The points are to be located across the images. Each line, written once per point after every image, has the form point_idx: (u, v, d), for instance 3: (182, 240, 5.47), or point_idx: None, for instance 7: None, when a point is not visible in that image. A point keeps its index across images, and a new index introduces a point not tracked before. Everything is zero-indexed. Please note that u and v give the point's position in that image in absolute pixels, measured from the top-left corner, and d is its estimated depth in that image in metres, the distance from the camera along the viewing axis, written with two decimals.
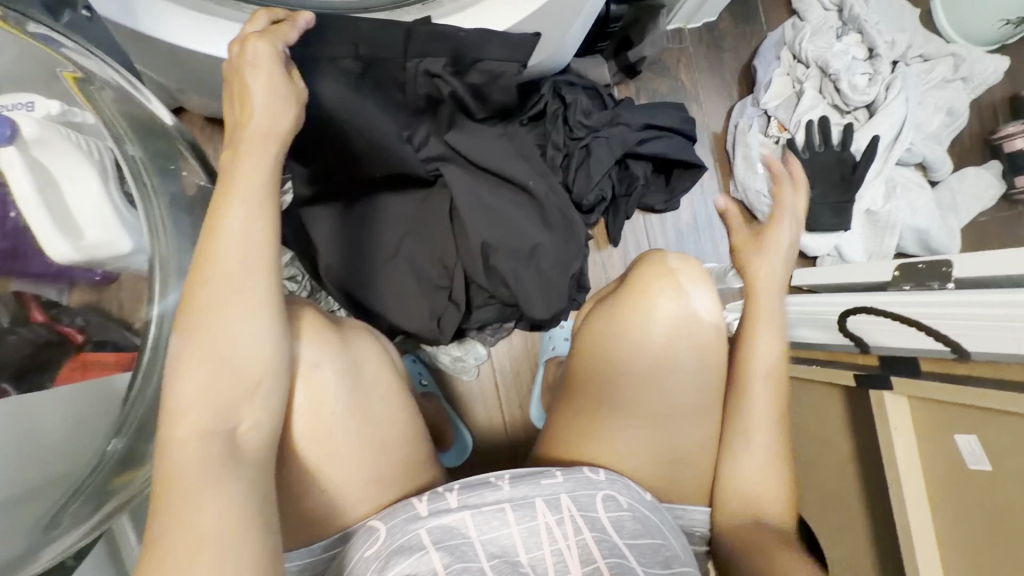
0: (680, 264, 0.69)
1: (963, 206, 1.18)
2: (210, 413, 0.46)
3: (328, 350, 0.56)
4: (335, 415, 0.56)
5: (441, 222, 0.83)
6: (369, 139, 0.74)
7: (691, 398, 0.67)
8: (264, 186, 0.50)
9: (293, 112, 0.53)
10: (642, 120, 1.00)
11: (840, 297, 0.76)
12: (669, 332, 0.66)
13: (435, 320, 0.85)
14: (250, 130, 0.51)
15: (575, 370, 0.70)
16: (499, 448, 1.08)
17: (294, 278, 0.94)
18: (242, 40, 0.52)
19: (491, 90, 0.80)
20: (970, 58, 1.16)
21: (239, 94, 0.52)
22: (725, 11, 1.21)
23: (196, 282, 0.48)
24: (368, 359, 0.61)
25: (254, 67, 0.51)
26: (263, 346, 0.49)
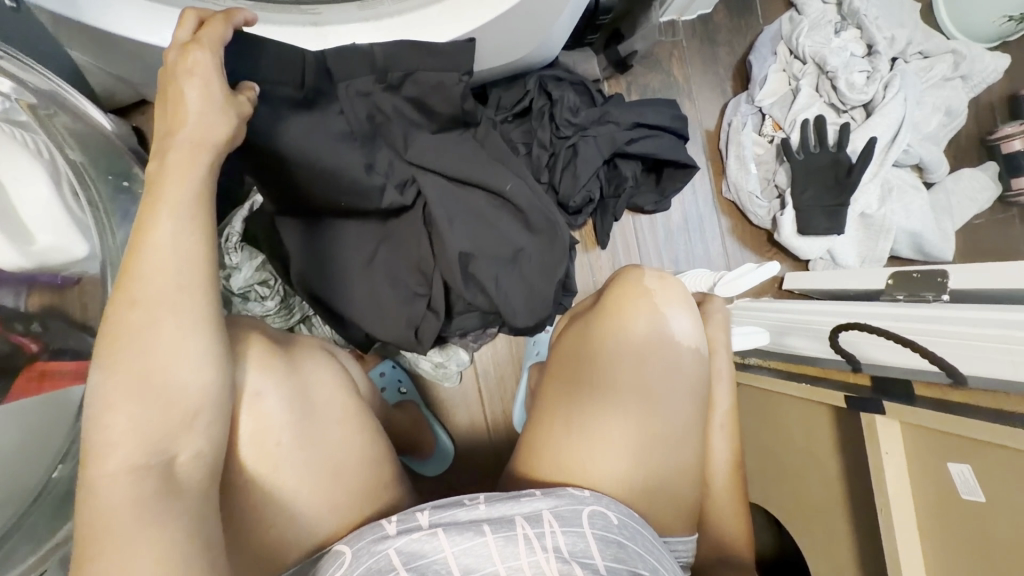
0: (657, 283, 0.67)
1: (958, 208, 1.16)
2: (144, 447, 0.44)
3: (272, 376, 0.56)
4: (281, 447, 0.55)
5: (416, 230, 0.80)
6: (324, 167, 0.71)
7: (672, 421, 0.62)
8: (193, 199, 0.47)
9: (230, 122, 0.50)
10: (631, 119, 0.96)
11: (834, 311, 0.74)
12: (645, 351, 0.63)
13: (412, 329, 0.81)
14: (182, 137, 0.48)
15: (547, 388, 0.67)
16: (483, 455, 1.05)
17: (265, 282, 0.87)
18: (179, 47, 0.49)
19: (432, 100, 0.78)
20: (971, 55, 1.12)
21: (171, 99, 0.48)
22: (721, 3, 1.16)
23: (125, 303, 0.45)
24: (320, 386, 0.60)
25: (191, 75, 0.48)
26: (204, 372, 0.47)
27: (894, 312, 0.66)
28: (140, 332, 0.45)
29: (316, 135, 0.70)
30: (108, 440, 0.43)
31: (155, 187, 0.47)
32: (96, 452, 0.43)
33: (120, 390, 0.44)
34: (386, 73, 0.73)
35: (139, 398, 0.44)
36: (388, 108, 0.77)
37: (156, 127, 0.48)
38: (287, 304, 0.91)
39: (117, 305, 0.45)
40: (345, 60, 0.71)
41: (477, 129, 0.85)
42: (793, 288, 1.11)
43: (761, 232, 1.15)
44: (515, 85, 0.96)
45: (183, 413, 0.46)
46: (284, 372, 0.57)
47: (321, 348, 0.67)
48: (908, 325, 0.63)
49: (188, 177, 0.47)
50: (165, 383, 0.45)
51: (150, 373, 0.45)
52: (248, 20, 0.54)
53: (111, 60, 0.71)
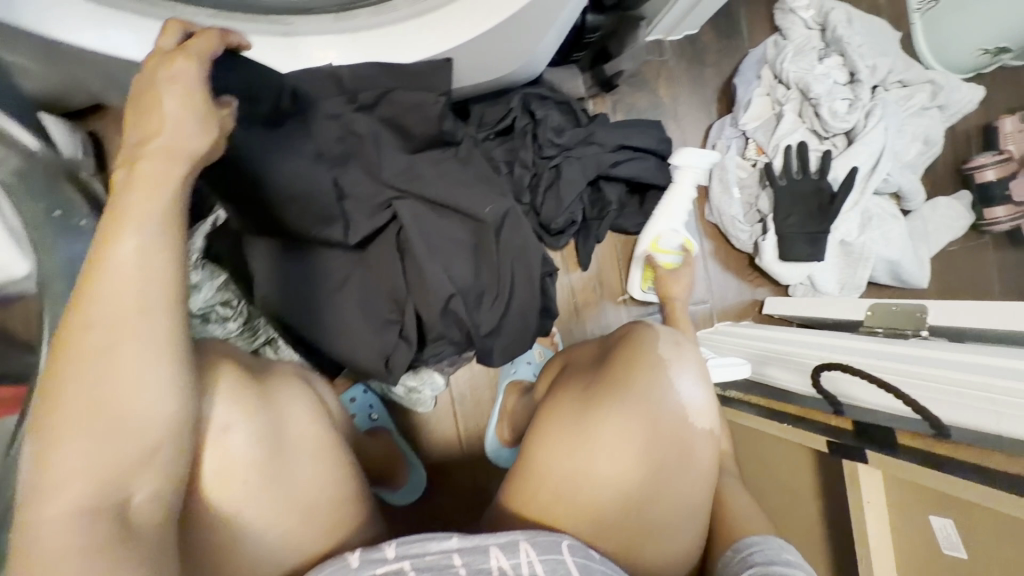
0: (672, 350, 0.65)
1: (933, 235, 1.17)
2: (95, 487, 0.38)
3: (243, 408, 0.48)
4: (248, 485, 0.48)
5: (392, 258, 0.76)
6: (291, 189, 0.67)
7: (667, 489, 0.60)
8: (165, 212, 0.42)
9: (212, 134, 0.45)
10: (616, 141, 0.93)
11: (822, 348, 0.74)
12: (652, 420, 0.60)
13: (383, 359, 0.77)
14: (153, 145, 0.42)
15: (540, 438, 0.62)
16: (460, 479, 1.01)
17: (227, 303, 0.82)
18: (164, 55, 0.45)
19: (408, 122, 0.75)
20: (948, 86, 1.14)
21: (141, 107, 0.44)
22: (708, 25, 1.16)
23: (80, 327, 0.39)
24: (295, 419, 0.53)
25: (172, 83, 0.44)
26: (164, 405, 0.41)
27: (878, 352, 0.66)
28: (94, 357, 0.38)
29: (290, 160, 0.66)
30: (52, 481, 0.37)
31: (114, 201, 0.41)
32: (37, 496, 0.37)
33: (64, 425, 0.37)
34: (357, 93, 0.71)
35: (91, 432, 0.38)
36: (363, 128, 0.73)
37: (128, 136, 0.44)
38: (252, 326, 0.84)
39: (67, 328, 0.39)
40: (314, 78, 0.68)
41: (459, 147, 0.81)
42: (773, 313, 1.11)
43: (743, 255, 1.15)
44: (498, 102, 0.93)
45: (139, 451, 0.40)
46: (257, 407, 0.50)
47: (297, 375, 0.59)
48: (889, 366, 0.63)
49: (159, 191, 0.42)
50: (124, 415, 0.39)
51: (103, 404, 0.38)
52: (242, 44, 0.50)
53: (59, 65, 0.65)
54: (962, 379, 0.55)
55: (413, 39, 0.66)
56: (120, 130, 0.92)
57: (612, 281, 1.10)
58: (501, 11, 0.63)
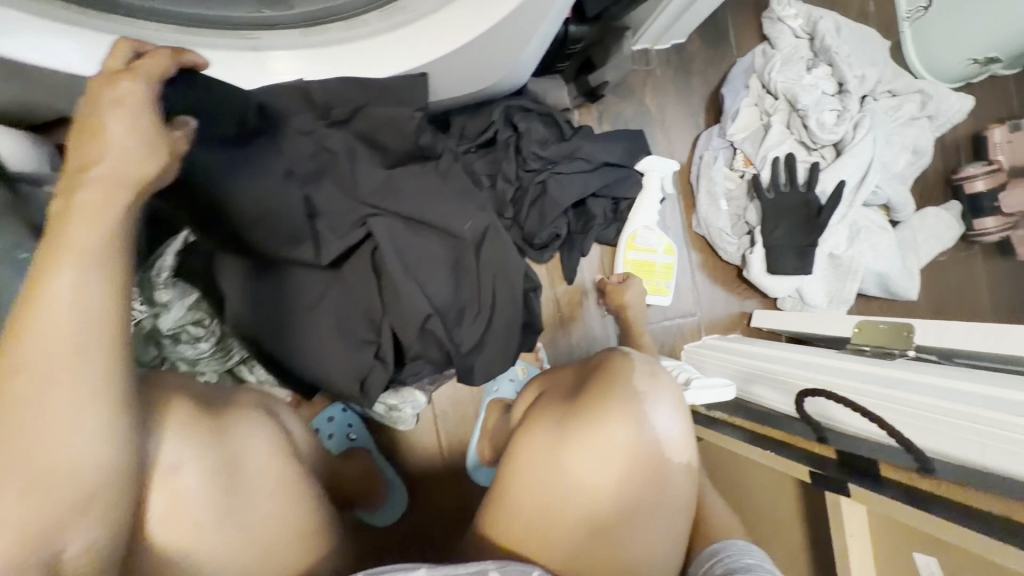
0: (648, 383, 0.63)
1: (923, 246, 1.16)
2: (20, 541, 0.35)
3: (194, 446, 0.46)
4: (200, 525, 0.46)
5: (367, 278, 0.73)
6: (259, 209, 0.65)
7: (644, 528, 0.58)
8: (106, 245, 0.40)
9: (160, 159, 0.43)
10: (602, 157, 0.92)
11: (816, 374, 0.74)
12: (627, 457, 0.59)
13: (359, 381, 0.75)
14: (94, 173, 0.41)
15: (512, 471, 0.61)
16: (442, 499, 0.99)
17: (198, 322, 0.79)
18: (108, 75, 0.43)
19: (384, 137, 0.71)
20: (937, 96, 1.13)
21: (84, 131, 0.41)
22: (695, 33, 1.14)
23: (6, 370, 0.36)
24: (252, 453, 0.50)
25: (116, 105, 0.42)
26: (100, 450, 0.39)
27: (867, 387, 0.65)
28: (23, 402, 0.36)
29: (257, 181, 0.64)
30: None
31: (55, 233, 0.39)
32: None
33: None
34: (329, 109, 0.69)
35: (20, 480, 0.36)
36: (337, 144, 0.69)
37: (69, 161, 0.41)
38: (225, 346, 0.82)
39: None
40: (281, 95, 0.66)
41: (438, 161, 0.77)
42: (761, 326, 1.10)
43: (731, 267, 1.13)
44: (479, 113, 0.91)
45: (72, 499, 0.38)
46: (208, 444, 0.47)
47: (256, 406, 0.57)
48: (894, 410, 0.61)
49: (99, 223, 0.40)
50: (55, 461, 0.37)
51: (31, 451, 0.36)
52: (199, 63, 0.48)
53: (18, 81, 0.63)
54: (966, 424, 0.54)
55: (387, 55, 0.65)
56: None
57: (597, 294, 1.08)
58: (475, 25, 0.61)
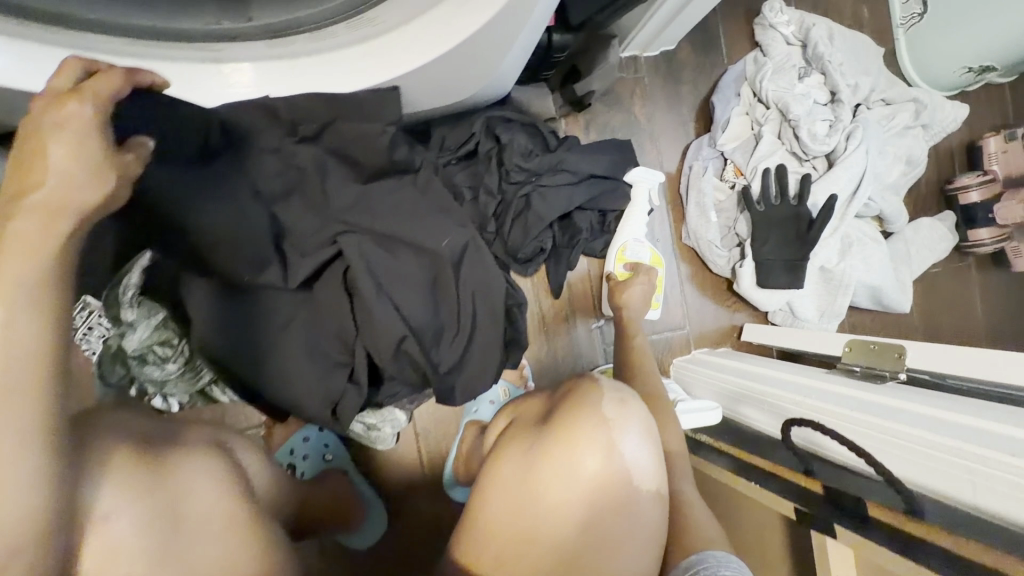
0: (617, 408, 0.59)
1: (916, 257, 1.14)
2: None
3: (127, 494, 0.43)
4: None
5: (337, 300, 0.70)
6: (219, 226, 0.63)
7: (615, 562, 0.56)
8: (39, 279, 0.37)
9: (108, 185, 0.40)
10: (587, 169, 0.89)
11: (811, 400, 0.71)
12: (595, 489, 0.56)
13: (330, 406, 0.72)
14: (33, 201, 0.37)
15: (477, 506, 0.59)
16: (424, 520, 0.97)
17: (166, 343, 0.76)
18: (53, 96, 0.40)
19: (354, 152, 0.70)
20: (931, 105, 1.10)
21: (23, 157, 0.38)
22: (685, 40, 1.11)
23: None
24: (198, 498, 0.48)
25: (60, 129, 0.39)
26: (28, 500, 0.35)
27: (852, 418, 0.64)
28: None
29: (217, 204, 0.63)
30: None
31: None
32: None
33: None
34: (296, 126, 0.67)
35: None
36: (306, 160, 0.68)
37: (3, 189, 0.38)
38: (194, 367, 0.79)
39: None
40: (244, 112, 0.64)
41: (416, 173, 0.75)
42: (751, 340, 1.08)
43: (721, 280, 1.11)
44: (460, 124, 0.88)
45: None
46: (145, 489, 0.44)
47: (207, 445, 0.54)
48: (881, 444, 0.60)
49: (33, 254, 0.36)
50: None
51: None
52: (154, 81, 0.45)
53: None
54: (952, 456, 0.53)
55: (357, 66, 0.62)
56: None
57: (582, 308, 1.06)
58: (456, 33, 0.57)
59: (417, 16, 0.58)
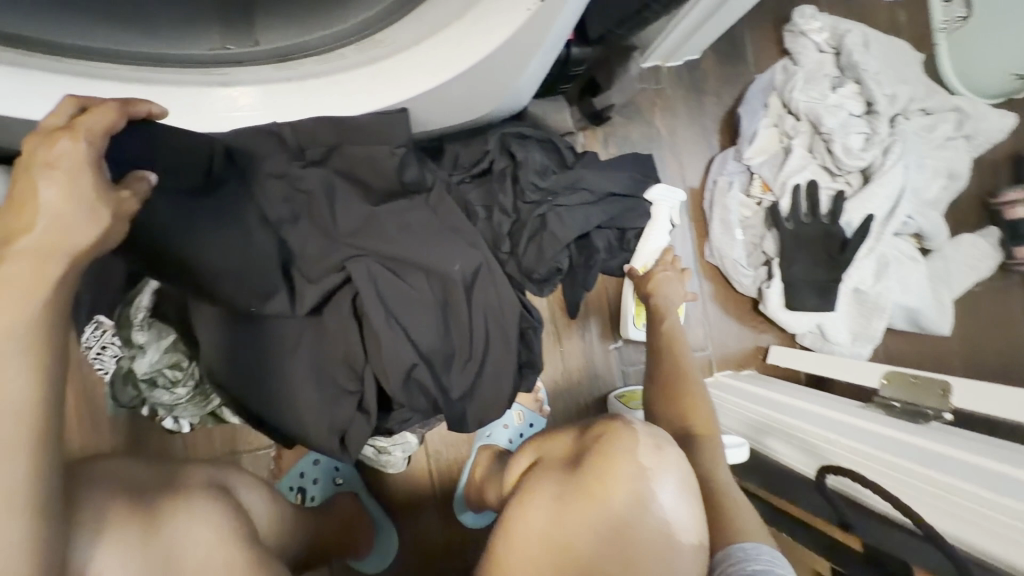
0: (654, 456, 0.57)
1: (957, 276, 1.07)
2: None
3: (120, 550, 0.42)
4: None
5: (348, 326, 0.69)
6: (227, 260, 0.62)
7: None
8: (30, 330, 0.35)
9: (100, 223, 0.38)
10: (606, 187, 0.84)
11: (845, 437, 0.66)
12: (625, 538, 0.55)
13: (337, 435, 0.70)
14: (23, 244, 0.35)
15: (508, 544, 0.59)
16: (434, 546, 0.94)
17: (176, 365, 0.75)
18: (46, 134, 0.38)
19: (364, 176, 0.70)
20: (975, 115, 1.04)
21: (15, 197, 0.36)
22: (710, 49, 1.07)
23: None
24: (194, 546, 0.46)
25: (49, 169, 0.37)
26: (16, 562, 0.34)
27: (894, 463, 0.59)
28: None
29: (222, 235, 0.62)
30: None
31: None
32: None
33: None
34: (303, 150, 0.67)
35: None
36: (314, 184, 0.66)
37: None
38: (203, 391, 0.78)
39: None
40: (249, 139, 0.64)
41: (429, 193, 0.73)
42: (778, 363, 1.02)
43: (745, 299, 1.06)
44: (474, 141, 0.88)
45: None
46: (136, 542, 0.43)
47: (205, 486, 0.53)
48: (913, 492, 0.57)
49: (25, 302, 0.35)
50: None
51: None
52: (153, 111, 0.44)
53: None
54: (986, 512, 0.50)
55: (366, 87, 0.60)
56: None
57: (599, 328, 1.03)
58: (472, 53, 0.55)
59: (427, 37, 0.55)
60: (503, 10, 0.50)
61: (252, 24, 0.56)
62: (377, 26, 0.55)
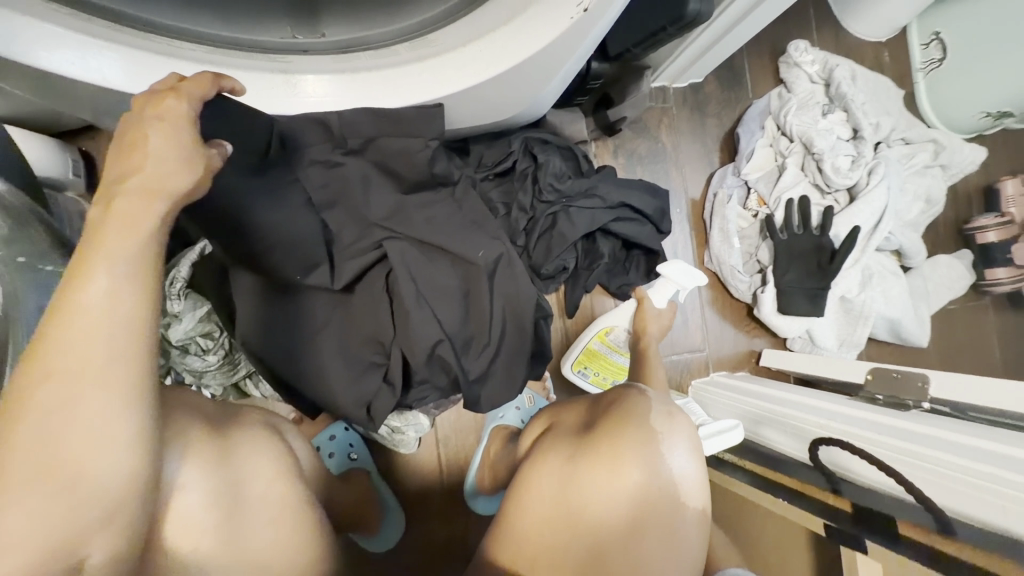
0: (665, 422, 0.63)
1: (934, 293, 1.16)
2: (43, 553, 0.32)
3: (208, 463, 0.46)
4: (199, 551, 0.44)
5: (380, 299, 0.74)
6: (283, 239, 0.68)
7: (651, 561, 0.59)
8: (139, 255, 0.37)
9: (195, 171, 0.40)
10: (618, 199, 0.91)
11: (834, 421, 0.72)
12: (636, 494, 0.59)
13: (363, 406, 0.74)
14: (134, 182, 0.38)
15: (525, 492, 0.64)
16: (439, 528, 0.97)
17: (207, 334, 0.78)
18: (152, 95, 0.42)
19: (399, 167, 0.76)
20: (950, 146, 1.14)
21: (128, 141, 0.39)
22: (712, 74, 1.16)
23: (36, 376, 0.33)
24: (255, 477, 0.49)
25: (160, 121, 0.40)
26: (130, 462, 0.35)
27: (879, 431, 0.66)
28: (44, 412, 0.32)
29: (275, 210, 0.67)
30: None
31: (88, 237, 0.36)
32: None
33: (5, 485, 0.31)
34: (345, 139, 0.72)
35: (39, 495, 0.32)
36: (352, 172, 0.74)
37: (108, 170, 0.39)
38: (232, 360, 0.82)
39: (23, 374, 0.33)
40: (301, 126, 0.70)
41: (454, 188, 0.81)
42: (770, 366, 1.09)
43: (741, 305, 1.13)
44: (497, 143, 0.94)
45: (101, 509, 0.34)
46: (214, 464, 0.46)
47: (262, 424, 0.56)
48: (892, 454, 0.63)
49: (136, 233, 0.37)
50: (80, 471, 0.33)
51: (54, 463, 0.32)
52: (236, 88, 0.48)
53: (52, 92, 0.64)
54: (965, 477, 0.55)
55: (413, 79, 0.64)
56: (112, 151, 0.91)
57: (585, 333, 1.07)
58: (516, 54, 0.61)
59: (473, 40, 0.61)
60: (547, 16, 0.57)
61: (318, 15, 0.60)
62: (427, 28, 0.62)
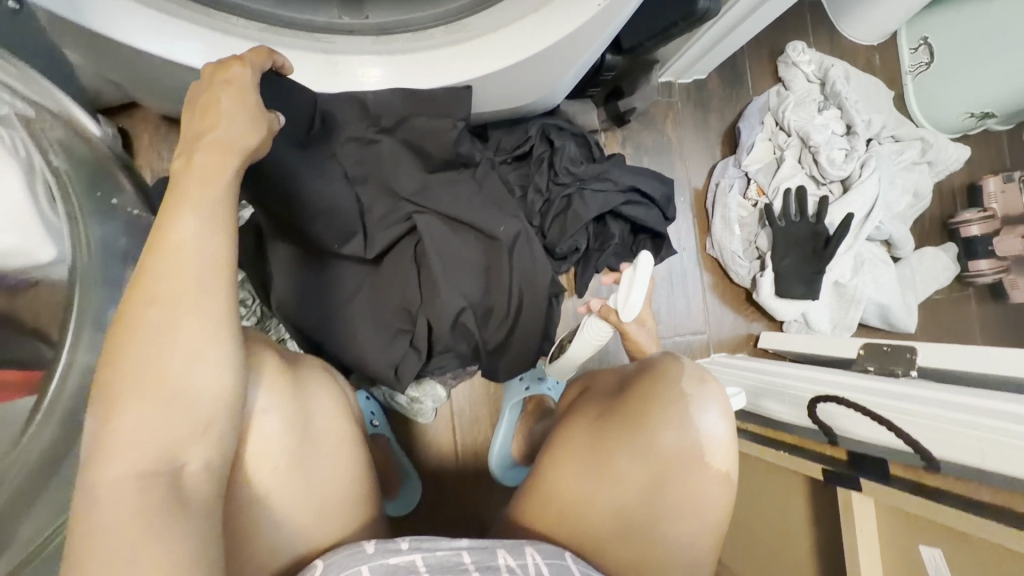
0: (696, 387, 0.67)
1: (921, 283, 1.22)
2: (153, 451, 0.39)
3: (280, 394, 0.51)
4: (275, 472, 0.50)
5: (409, 269, 0.79)
6: (324, 209, 0.72)
7: (676, 511, 0.64)
8: (220, 198, 0.43)
9: (262, 129, 0.47)
10: (628, 181, 0.97)
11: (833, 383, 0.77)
12: (664, 450, 0.64)
13: (392, 368, 0.79)
14: (210, 139, 0.44)
15: (562, 445, 0.69)
16: (453, 496, 1.02)
17: (243, 302, 0.86)
18: (217, 64, 0.48)
19: (428, 145, 0.80)
20: (936, 144, 1.21)
21: (202, 106, 0.46)
22: (715, 72, 1.23)
23: (143, 301, 0.40)
24: (319, 414, 0.55)
25: (227, 83, 0.46)
26: (220, 377, 0.42)
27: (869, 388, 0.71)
28: (152, 331, 0.40)
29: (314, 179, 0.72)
30: (117, 444, 0.38)
31: (173, 187, 0.43)
32: (97, 454, 0.39)
33: (127, 387, 0.39)
34: (378, 117, 0.77)
35: (149, 401, 0.39)
36: (385, 148, 0.78)
37: (186, 131, 0.46)
38: (263, 326, 0.88)
39: (131, 302, 0.40)
40: (338, 104, 0.75)
41: (476, 168, 0.85)
42: (768, 347, 1.15)
43: (740, 291, 1.19)
44: (515, 130, 0.99)
45: (198, 417, 0.41)
46: (286, 399, 0.51)
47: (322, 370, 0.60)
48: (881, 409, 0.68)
49: (218, 180, 0.44)
50: (179, 383, 0.40)
51: (162, 374, 0.40)
52: (286, 65, 0.55)
53: (110, 64, 0.69)
54: (946, 426, 0.61)
55: (447, 64, 0.70)
56: (147, 128, 0.95)
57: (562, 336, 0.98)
58: (542, 41, 0.66)
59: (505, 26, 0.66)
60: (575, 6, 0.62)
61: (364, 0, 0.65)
62: (462, 15, 0.67)
